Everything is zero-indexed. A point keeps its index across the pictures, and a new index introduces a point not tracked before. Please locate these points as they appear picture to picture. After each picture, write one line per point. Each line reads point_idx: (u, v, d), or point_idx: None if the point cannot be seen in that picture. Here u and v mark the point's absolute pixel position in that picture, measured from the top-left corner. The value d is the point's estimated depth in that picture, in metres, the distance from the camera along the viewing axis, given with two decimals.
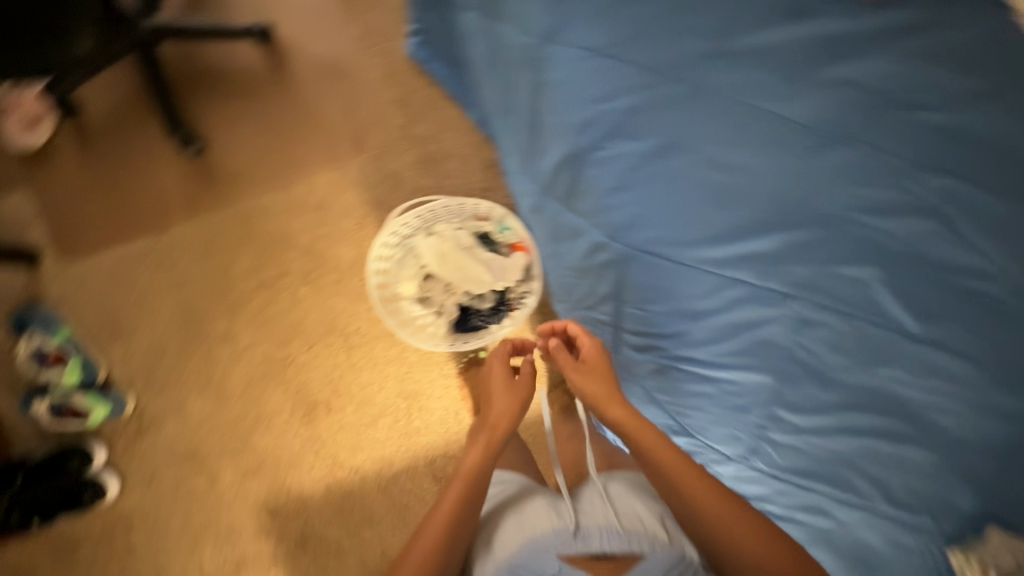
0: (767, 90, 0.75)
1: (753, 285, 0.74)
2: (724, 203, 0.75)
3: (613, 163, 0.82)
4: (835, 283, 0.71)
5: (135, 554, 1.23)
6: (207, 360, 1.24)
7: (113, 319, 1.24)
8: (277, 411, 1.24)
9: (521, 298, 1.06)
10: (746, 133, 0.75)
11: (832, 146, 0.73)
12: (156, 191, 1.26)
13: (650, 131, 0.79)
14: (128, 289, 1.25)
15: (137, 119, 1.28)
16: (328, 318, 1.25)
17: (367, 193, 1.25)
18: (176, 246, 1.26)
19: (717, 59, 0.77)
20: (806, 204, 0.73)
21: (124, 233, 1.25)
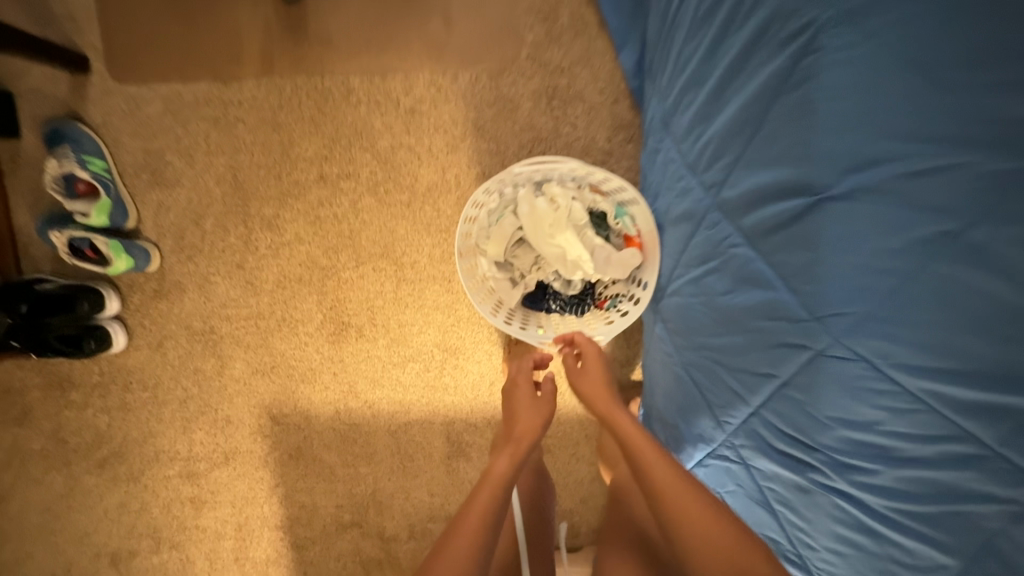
0: None
1: (993, 450, 0.46)
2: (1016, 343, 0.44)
3: (853, 224, 0.51)
4: None
5: (132, 409, 1.19)
6: (244, 242, 1.11)
7: (155, 164, 1.09)
8: (305, 320, 1.13)
9: (612, 299, 0.92)
10: None
11: None
12: (233, 31, 1.06)
13: (937, 202, 0.47)
14: (177, 135, 1.09)
15: None
16: (385, 240, 1.09)
17: (470, 112, 1.05)
18: (240, 104, 1.08)
19: None
20: None
21: (186, 70, 1.07)
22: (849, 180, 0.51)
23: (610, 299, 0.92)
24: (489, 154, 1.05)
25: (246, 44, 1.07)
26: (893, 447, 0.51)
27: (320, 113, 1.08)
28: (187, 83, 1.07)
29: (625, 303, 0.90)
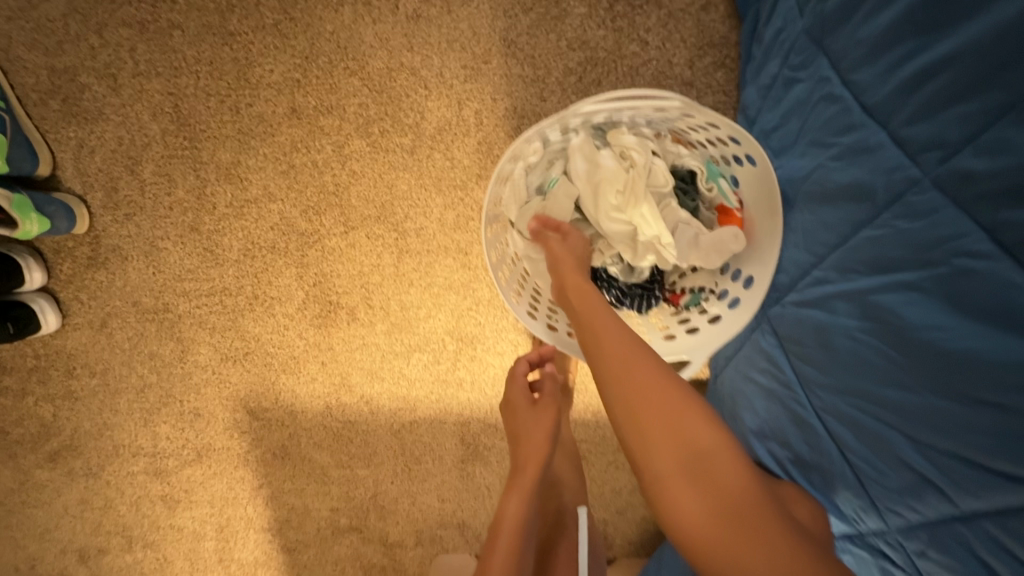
0: None
1: None
2: None
3: None
4: None
5: (78, 400, 0.97)
6: (196, 196, 0.85)
7: (69, 86, 0.82)
8: (282, 297, 0.89)
9: (694, 297, 0.67)
10: None
11: None
12: None
13: None
14: (97, 46, 0.81)
15: None
16: (382, 196, 0.83)
17: (496, 21, 0.76)
18: (179, 4, 0.79)
19: None
20: None
21: None
22: None
23: (689, 293, 0.68)
24: (522, 81, 0.77)
25: None
26: None
27: (288, 17, 0.79)
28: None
29: (711, 301, 0.65)
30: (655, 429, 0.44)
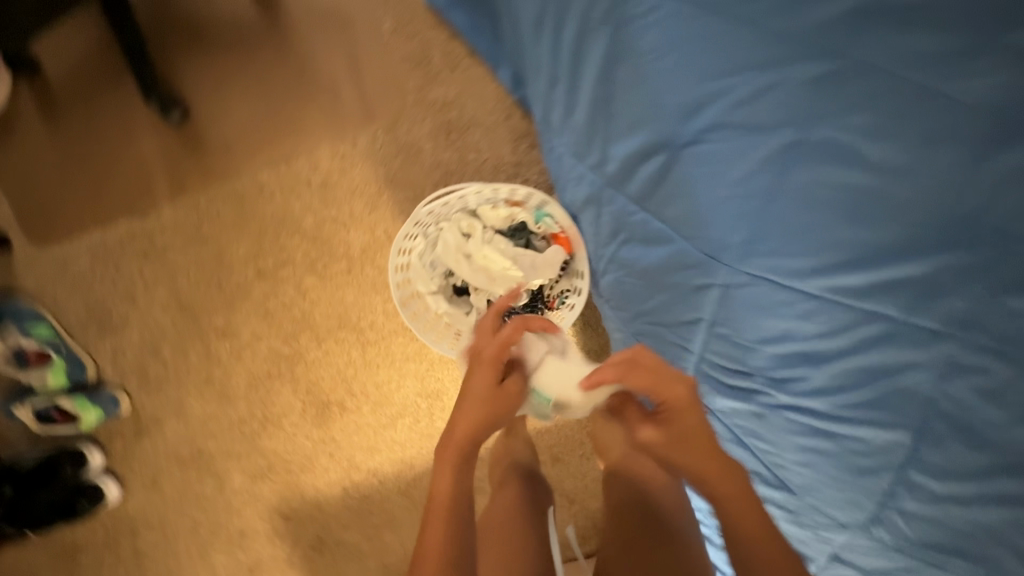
0: (939, 63, 0.54)
1: (895, 318, 0.56)
2: (863, 217, 0.56)
3: (720, 158, 0.62)
4: (1003, 321, 0.53)
5: (144, 557, 1.16)
6: (206, 357, 1.13)
7: (99, 311, 1.12)
8: (286, 411, 1.14)
9: (560, 298, 0.95)
10: (900, 116, 0.55)
11: (1016, 146, 0.52)
12: (138, 167, 1.12)
13: (775, 122, 0.59)
14: (112, 277, 1.12)
15: (111, 83, 1.12)
16: (338, 311, 1.12)
17: (378, 169, 1.09)
18: (162, 230, 1.11)
19: (860, 25, 0.56)
20: (984, 220, 0.53)
21: (104, 216, 1.11)
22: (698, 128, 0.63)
23: (558, 297, 0.95)
24: (408, 201, 1.09)
25: (152, 175, 1.12)
26: (814, 347, 0.61)
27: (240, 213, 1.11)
28: (107, 229, 1.11)
29: (572, 297, 0.93)
30: (744, 511, 0.55)
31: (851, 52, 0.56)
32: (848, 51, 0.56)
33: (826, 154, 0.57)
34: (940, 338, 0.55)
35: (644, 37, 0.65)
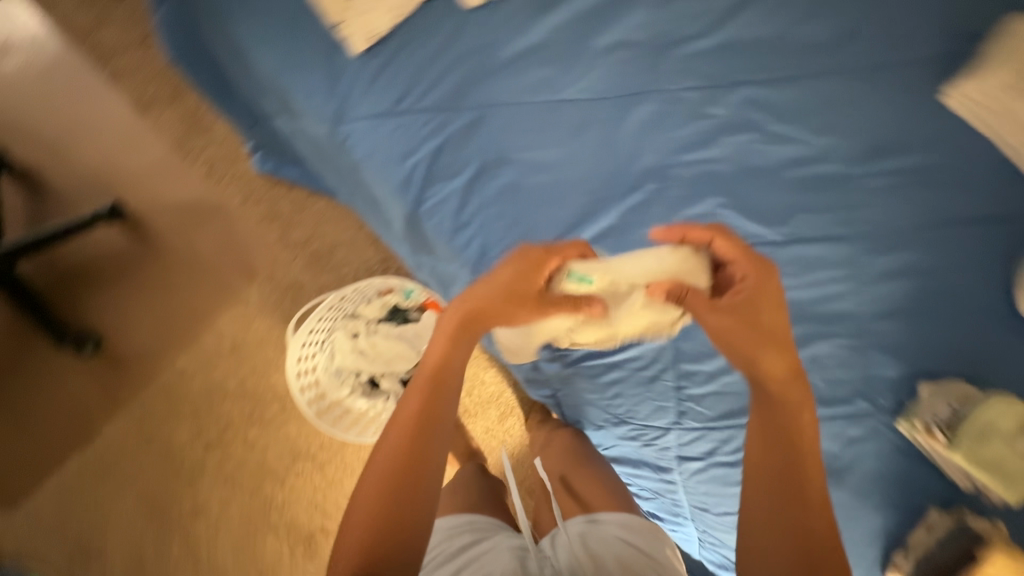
0: (534, 87, 1.13)
1: (609, 252, 1.10)
2: (550, 203, 1.12)
3: (445, 205, 1.14)
4: (689, 202, 1.10)
5: None
6: (188, 540, 1.31)
7: (81, 544, 1.29)
8: (277, 558, 1.31)
9: None
10: (548, 134, 1.13)
11: (629, 110, 1.13)
12: (70, 409, 1.34)
13: (460, 165, 1.13)
14: (82, 510, 1.30)
15: (19, 347, 1.36)
16: (291, 446, 1.35)
17: (274, 313, 1.42)
18: (110, 447, 1.33)
19: (491, 74, 1.13)
20: (632, 165, 1.12)
21: (41, 467, 1.31)
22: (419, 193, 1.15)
23: None
24: None
25: (90, 411, 1.35)
26: None
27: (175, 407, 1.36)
28: (61, 469, 1.32)
29: None
30: (794, 453, 0.78)
31: (475, 105, 1.13)
32: (476, 108, 1.13)
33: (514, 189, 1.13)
34: (648, 244, 1.08)
35: (357, 142, 1.15)
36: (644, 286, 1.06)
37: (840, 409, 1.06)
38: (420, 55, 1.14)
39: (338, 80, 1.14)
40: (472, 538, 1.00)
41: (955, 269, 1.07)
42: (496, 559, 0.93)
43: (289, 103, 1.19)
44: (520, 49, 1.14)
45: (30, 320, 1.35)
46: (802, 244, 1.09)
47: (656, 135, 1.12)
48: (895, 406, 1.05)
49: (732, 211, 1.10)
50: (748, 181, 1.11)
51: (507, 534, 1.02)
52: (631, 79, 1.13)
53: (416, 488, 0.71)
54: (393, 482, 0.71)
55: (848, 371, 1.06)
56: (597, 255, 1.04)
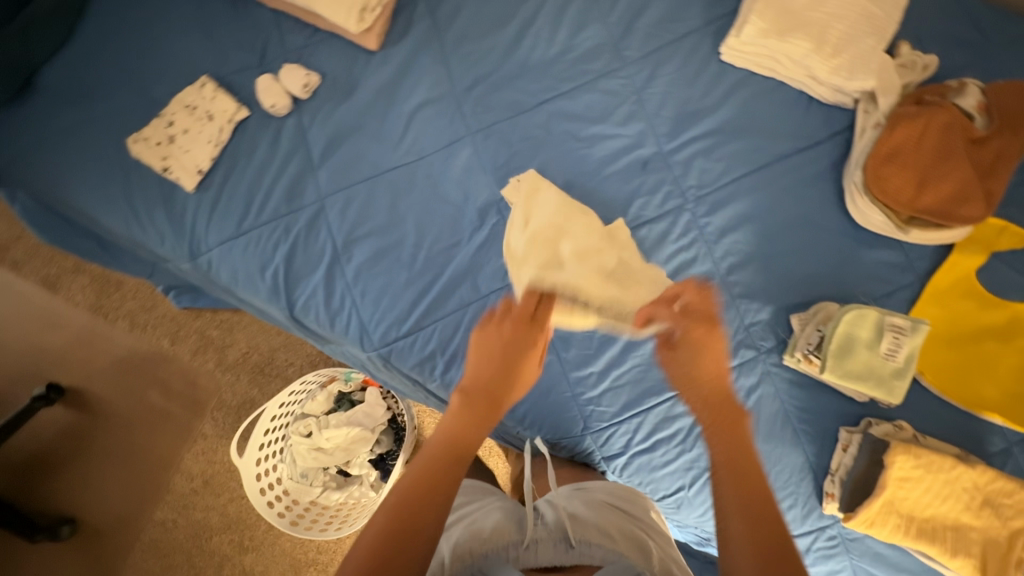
0: (680, 84, 1.07)
1: (754, 247, 1.02)
2: (674, 194, 1.05)
3: None
4: (817, 198, 1.03)
5: None
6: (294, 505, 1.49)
7: (202, 503, 1.61)
8: None
9: None
10: (683, 120, 1.07)
11: (759, 103, 1.06)
12: (190, 395, 1.67)
13: (548, 140, 1.08)
14: (203, 475, 1.62)
15: (149, 349, 1.70)
16: None
17: None
18: (218, 420, 1.66)
19: (606, 62, 1.09)
20: (777, 153, 1.04)
21: (173, 444, 1.65)
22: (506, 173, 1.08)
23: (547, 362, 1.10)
24: None
25: (192, 395, 1.67)
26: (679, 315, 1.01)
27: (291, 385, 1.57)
28: (211, 428, 1.65)
29: None
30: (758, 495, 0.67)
31: (604, 87, 1.08)
32: (605, 91, 1.08)
33: (663, 165, 1.06)
34: (795, 236, 1.02)
35: (423, 115, 1.10)
36: (758, 274, 1.01)
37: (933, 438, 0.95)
38: (533, 44, 1.11)
39: (426, 57, 1.12)
40: (609, 504, 0.89)
41: (1016, 289, 0.98)
42: (612, 525, 0.83)
43: (358, 68, 1.12)
44: (642, 46, 1.09)
45: (192, 312, 1.70)
46: (890, 250, 1.01)
47: (768, 116, 1.05)
48: (972, 445, 0.95)
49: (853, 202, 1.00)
50: (832, 188, 1.03)
51: (650, 517, 0.89)
52: (752, 76, 1.07)
53: (760, 505, 0.66)
54: (760, 519, 0.64)
55: (922, 406, 0.96)
56: (822, 313, 0.96)
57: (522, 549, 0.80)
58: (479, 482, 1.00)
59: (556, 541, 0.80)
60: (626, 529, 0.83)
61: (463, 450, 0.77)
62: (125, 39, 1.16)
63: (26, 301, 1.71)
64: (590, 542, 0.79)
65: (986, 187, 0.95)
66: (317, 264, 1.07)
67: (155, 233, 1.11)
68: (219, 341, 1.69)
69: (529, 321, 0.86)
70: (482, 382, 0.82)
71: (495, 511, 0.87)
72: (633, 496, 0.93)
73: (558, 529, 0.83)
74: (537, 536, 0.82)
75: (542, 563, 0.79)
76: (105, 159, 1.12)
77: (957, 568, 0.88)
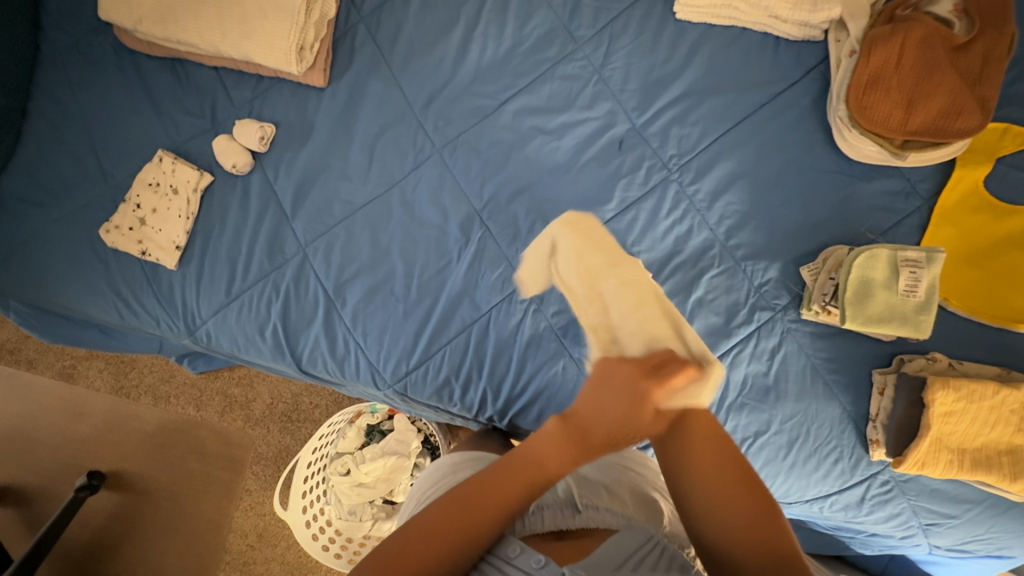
0: (639, 54, 1.03)
1: (750, 205, 0.98)
2: (657, 168, 1.01)
3: (516, 193, 1.04)
4: (806, 140, 0.98)
5: None
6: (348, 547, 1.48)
7: (260, 558, 1.62)
8: None
9: None
10: (650, 89, 1.02)
11: (726, 55, 1.01)
12: (225, 456, 1.68)
13: (517, 140, 1.05)
14: (256, 531, 1.64)
15: (177, 420, 1.71)
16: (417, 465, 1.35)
17: None
18: (258, 474, 1.66)
19: (558, 47, 1.05)
20: (754, 103, 1.00)
21: (219, 506, 1.65)
22: (481, 183, 1.04)
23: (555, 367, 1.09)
24: None
25: (227, 456, 1.68)
26: (687, 292, 0.98)
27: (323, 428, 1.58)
28: (252, 483, 1.66)
29: None
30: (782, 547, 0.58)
31: (563, 74, 1.04)
32: (564, 77, 1.04)
33: (642, 142, 1.02)
34: (790, 184, 0.98)
35: (385, 143, 1.07)
36: (758, 233, 0.97)
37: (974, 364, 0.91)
38: (480, 45, 1.06)
39: (376, 82, 1.09)
40: (617, 466, 0.85)
41: None
42: (625, 490, 0.79)
43: (311, 108, 1.10)
44: (591, 22, 1.04)
45: (213, 374, 1.71)
46: (891, 179, 0.96)
47: (738, 67, 1.01)
48: (1015, 363, 0.90)
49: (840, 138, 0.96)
50: (820, 127, 0.98)
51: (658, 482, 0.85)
52: (713, 29, 1.01)
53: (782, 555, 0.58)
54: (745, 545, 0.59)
55: (955, 334, 0.92)
56: (835, 258, 0.92)
57: (528, 517, 0.72)
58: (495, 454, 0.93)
59: (561, 507, 0.73)
60: (636, 492, 0.80)
61: (536, 470, 0.66)
62: (75, 128, 1.14)
63: (48, 399, 1.72)
64: (598, 506, 0.73)
65: (978, 94, 0.90)
66: (314, 314, 1.06)
67: (148, 315, 1.10)
68: (243, 397, 1.70)
69: (649, 371, 0.67)
70: (609, 421, 0.66)
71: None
72: (641, 460, 0.89)
73: (565, 495, 0.76)
74: (543, 502, 0.75)
75: (549, 529, 0.71)
76: (84, 253, 1.11)
77: (1018, 491, 0.85)
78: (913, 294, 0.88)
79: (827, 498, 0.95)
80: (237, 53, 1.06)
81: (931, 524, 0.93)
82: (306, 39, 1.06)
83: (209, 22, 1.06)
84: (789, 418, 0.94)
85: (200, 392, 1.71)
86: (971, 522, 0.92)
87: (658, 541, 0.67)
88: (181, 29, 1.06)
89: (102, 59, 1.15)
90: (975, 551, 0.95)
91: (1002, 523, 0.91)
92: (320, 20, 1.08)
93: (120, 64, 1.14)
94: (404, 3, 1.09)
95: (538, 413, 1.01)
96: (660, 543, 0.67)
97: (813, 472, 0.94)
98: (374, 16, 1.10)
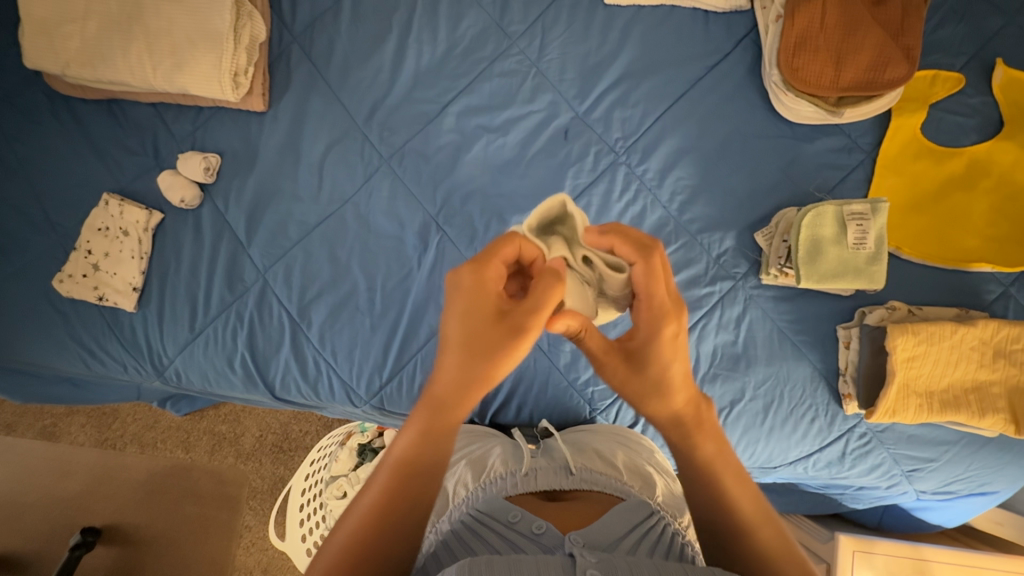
0: (572, 45, 1.03)
1: (697, 178, 0.99)
2: (603, 153, 1.01)
3: (467, 194, 1.03)
4: (745, 110, 0.99)
5: None
6: None
7: None
8: None
9: None
10: (587, 77, 1.02)
11: (658, 35, 1.02)
12: (217, 498, 1.62)
13: (463, 144, 1.04)
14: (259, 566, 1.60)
15: (164, 469, 1.65)
16: None
17: None
18: (254, 512, 1.62)
19: (493, 46, 1.05)
20: (689, 77, 1.00)
21: (220, 548, 1.60)
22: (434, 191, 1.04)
23: None
24: None
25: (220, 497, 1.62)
26: None
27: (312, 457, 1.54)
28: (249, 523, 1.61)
29: None
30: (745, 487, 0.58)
31: (499, 74, 1.04)
32: (500, 78, 1.04)
33: (586, 131, 1.02)
34: (737, 154, 0.99)
35: (333, 162, 1.07)
36: (710, 205, 0.98)
37: (934, 308, 0.93)
38: (416, 53, 1.06)
39: (317, 99, 1.08)
40: (612, 438, 0.84)
41: (966, 134, 0.95)
42: (620, 458, 0.78)
43: (254, 134, 1.09)
44: (520, 17, 1.04)
45: (195, 418, 1.66)
46: (831, 137, 0.97)
47: (670, 45, 1.01)
48: (974, 302, 0.92)
49: (775, 103, 0.98)
50: (758, 94, 1.00)
51: (652, 456, 0.83)
52: (643, 12, 1.02)
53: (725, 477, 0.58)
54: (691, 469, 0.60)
55: (912, 282, 0.94)
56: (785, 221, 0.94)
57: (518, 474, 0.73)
58: (480, 427, 0.93)
59: (556, 468, 0.74)
60: (629, 462, 0.78)
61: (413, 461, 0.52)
62: (15, 182, 1.11)
63: (26, 462, 1.64)
64: (592, 470, 0.74)
65: (902, 44, 0.92)
66: (281, 339, 1.04)
67: (112, 361, 1.08)
68: (228, 437, 1.65)
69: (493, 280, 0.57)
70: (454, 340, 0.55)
71: (495, 449, 0.81)
72: (638, 438, 0.86)
73: (560, 459, 0.77)
74: (536, 465, 0.75)
75: (542, 488, 0.71)
76: (42, 308, 1.09)
77: (989, 426, 0.88)
78: (866, 245, 0.90)
79: (809, 458, 0.96)
80: (171, 86, 1.05)
81: (913, 470, 0.95)
82: (239, 65, 1.05)
83: (138, 58, 1.04)
84: (762, 383, 0.95)
85: (185, 436, 1.66)
86: (950, 463, 0.93)
87: (660, 517, 0.66)
88: (111, 69, 1.05)
89: (36, 108, 1.13)
90: (962, 489, 0.96)
91: (981, 460, 0.93)
92: (252, 44, 1.08)
93: (55, 112, 1.13)
94: (335, 17, 1.09)
95: (516, 409, 1.01)
96: (661, 517, 0.66)
97: (792, 434, 0.95)
98: (307, 35, 1.10)
